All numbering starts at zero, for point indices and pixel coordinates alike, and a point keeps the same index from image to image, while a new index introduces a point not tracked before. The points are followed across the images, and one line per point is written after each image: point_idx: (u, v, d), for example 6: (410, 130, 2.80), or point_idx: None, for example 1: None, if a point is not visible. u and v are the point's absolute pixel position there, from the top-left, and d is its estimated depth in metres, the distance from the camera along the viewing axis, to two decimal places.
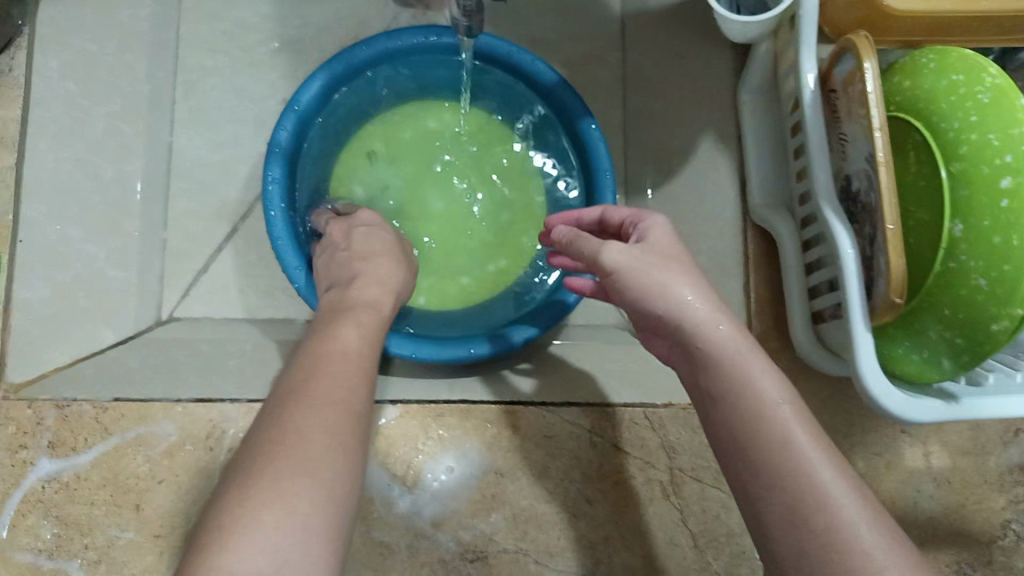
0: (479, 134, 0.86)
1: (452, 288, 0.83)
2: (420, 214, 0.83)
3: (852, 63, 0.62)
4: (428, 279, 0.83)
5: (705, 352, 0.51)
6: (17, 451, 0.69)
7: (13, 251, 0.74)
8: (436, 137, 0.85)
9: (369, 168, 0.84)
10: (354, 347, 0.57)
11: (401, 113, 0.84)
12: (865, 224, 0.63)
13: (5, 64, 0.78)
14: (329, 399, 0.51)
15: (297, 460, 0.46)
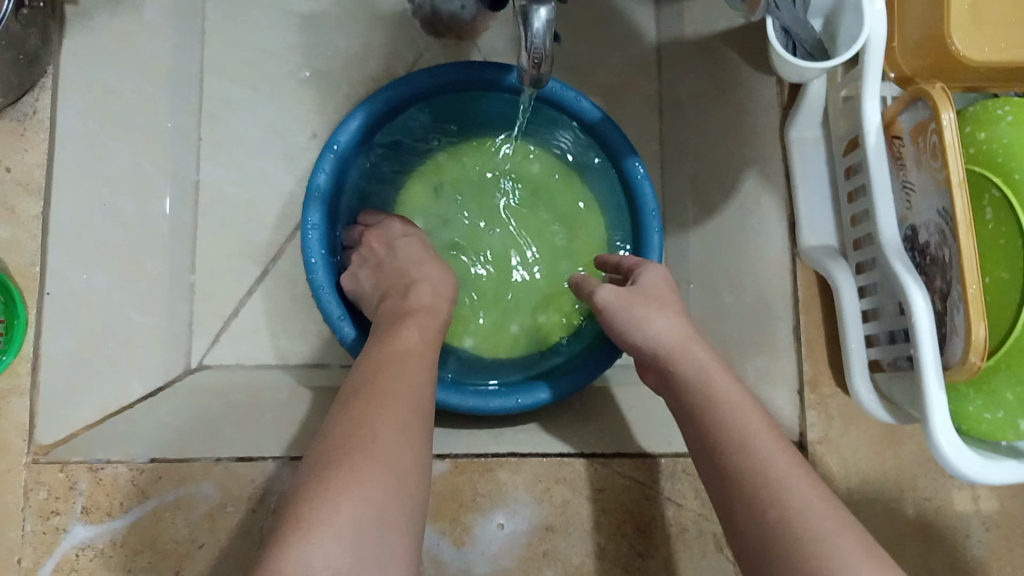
0: (551, 175, 0.82)
1: (503, 332, 0.80)
2: (479, 250, 0.81)
3: (924, 113, 0.61)
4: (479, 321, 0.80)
5: (678, 372, 0.58)
6: (49, 518, 0.65)
7: (40, 304, 0.70)
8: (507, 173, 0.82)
9: (435, 198, 0.81)
10: (417, 348, 0.58)
11: (473, 147, 0.82)
12: (936, 277, 0.61)
13: (28, 105, 0.73)
14: (395, 399, 0.52)
15: (362, 454, 0.47)
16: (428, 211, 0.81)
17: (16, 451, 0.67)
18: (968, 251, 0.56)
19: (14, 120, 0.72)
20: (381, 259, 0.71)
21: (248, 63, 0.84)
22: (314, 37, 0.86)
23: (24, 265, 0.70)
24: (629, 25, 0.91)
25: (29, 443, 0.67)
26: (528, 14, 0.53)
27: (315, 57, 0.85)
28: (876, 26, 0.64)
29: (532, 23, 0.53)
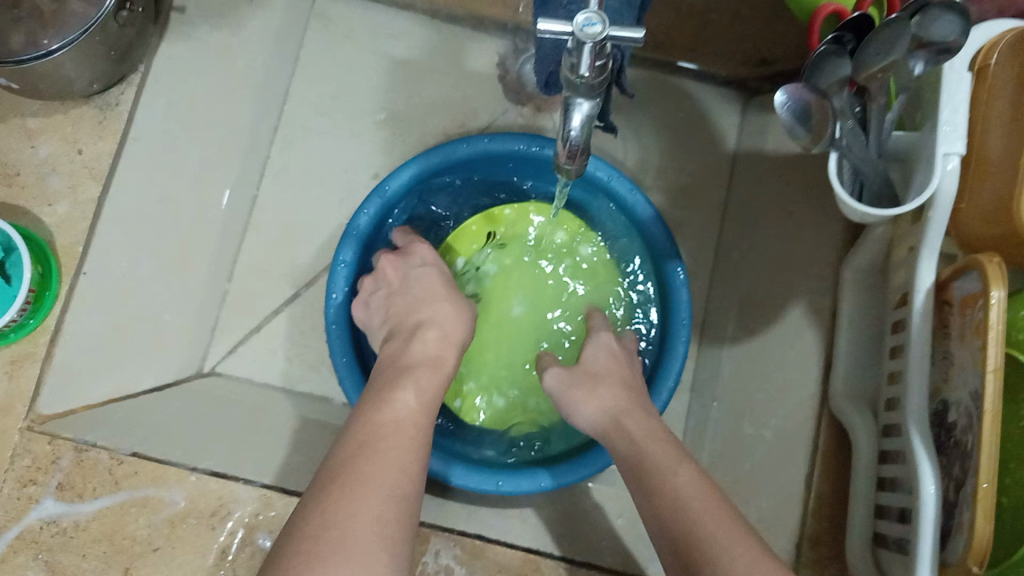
0: (594, 270, 0.80)
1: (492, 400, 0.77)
2: (497, 310, 0.79)
3: (976, 283, 0.56)
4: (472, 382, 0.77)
5: (650, 461, 0.56)
6: (25, 486, 0.67)
7: (75, 281, 0.74)
8: (556, 251, 0.80)
9: (478, 247, 0.79)
10: (409, 414, 0.55)
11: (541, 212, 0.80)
12: (954, 462, 0.56)
13: (113, 97, 0.79)
14: (382, 488, 0.48)
15: (338, 560, 0.43)
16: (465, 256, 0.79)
17: (16, 414, 0.70)
18: (988, 448, 0.51)
19: (97, 108, 0.79)
20: (395, 287, 0.70)
21: (334, 97, 0.88)
22: (399, 84, 0.88)
23: (70, 242, 0.75)
24: (712, 127, 0.90)
25: (29, 410, 0.70)
26: (569, 107, 0.51)
27: (394, 103, 0.88)
28: (947, 181, 0.59)
29: (568, 119, 0.52)
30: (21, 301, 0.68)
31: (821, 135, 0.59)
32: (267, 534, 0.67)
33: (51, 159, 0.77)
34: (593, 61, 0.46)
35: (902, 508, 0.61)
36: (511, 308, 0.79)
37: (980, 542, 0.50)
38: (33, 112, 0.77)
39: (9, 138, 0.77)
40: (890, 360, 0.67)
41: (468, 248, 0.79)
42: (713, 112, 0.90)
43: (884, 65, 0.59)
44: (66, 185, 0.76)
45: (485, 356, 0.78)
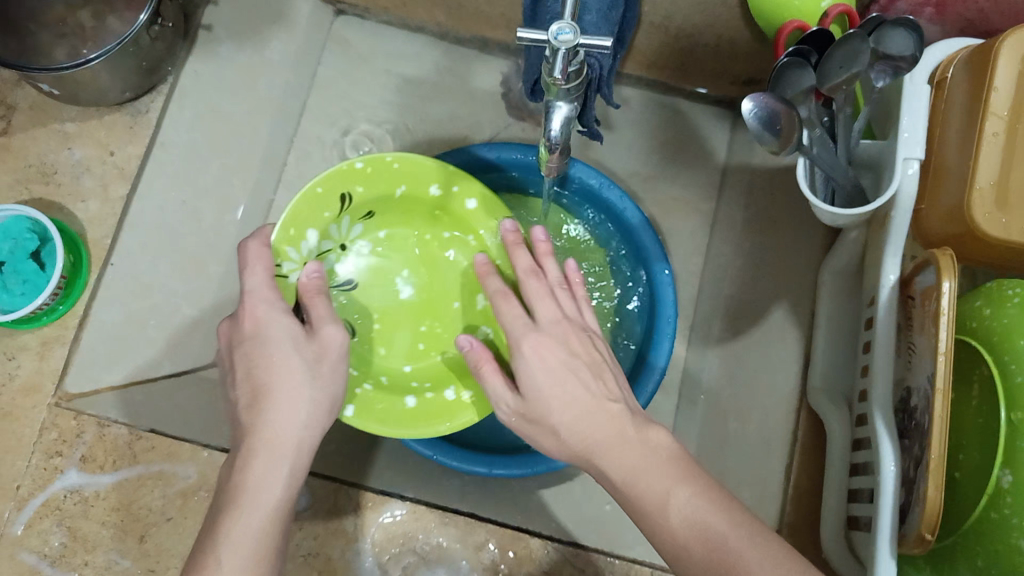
0: (486, 217, 0.72)
1: (384, 399, 0.68)
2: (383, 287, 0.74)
3: (932, 278, 0.60)
4: (361, 386, 0.68)
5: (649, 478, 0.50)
6: (52, 457, 0.72)
7: (102, 272, 0.80)
8: (427, 195, 0.72)
9: (350, 222, 0.71)
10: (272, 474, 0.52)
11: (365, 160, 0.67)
12: (914, 443, 0.60)
13: (144, 105, 0.86)
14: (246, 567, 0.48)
15: None
16: (336, 236, 0.71)
17: (44, 392, 0.75)
18: (939, 424, 0.55)
19: (128, 115, 0.85)
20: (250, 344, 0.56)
21: (346, 111, 0.94)
22: (409, 99, 0.95)
23: (99, 236, 0.81)
24: (703, 143, 0.95)
25: (58, 387, 0.75)
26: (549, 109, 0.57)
27: (404, 118, 0.94)
28: (907, 184, 0.64)
29: (549, 121, 0.58)
30: (55, 285, 0.73)
31: (789, 141, 0.64)
32: (306, 496, 0.72)
33: (84, 161, 0.83)
34: (565, 66, 0.52)
35: (870, 489, 0.65)
36: (401, 273, 0.74)
37: (932, 509, 0.54)
38: (71, 118, 0.84)
39: (47, 142, 0.83)
40: (864, 354, 0.71)
41: (326, 223, 0.68)
42: (705, 129, 0.95)
43: (846, 77, 0.64)
44: (97, 184, 0.83)
45: (356, 343, 0.72)
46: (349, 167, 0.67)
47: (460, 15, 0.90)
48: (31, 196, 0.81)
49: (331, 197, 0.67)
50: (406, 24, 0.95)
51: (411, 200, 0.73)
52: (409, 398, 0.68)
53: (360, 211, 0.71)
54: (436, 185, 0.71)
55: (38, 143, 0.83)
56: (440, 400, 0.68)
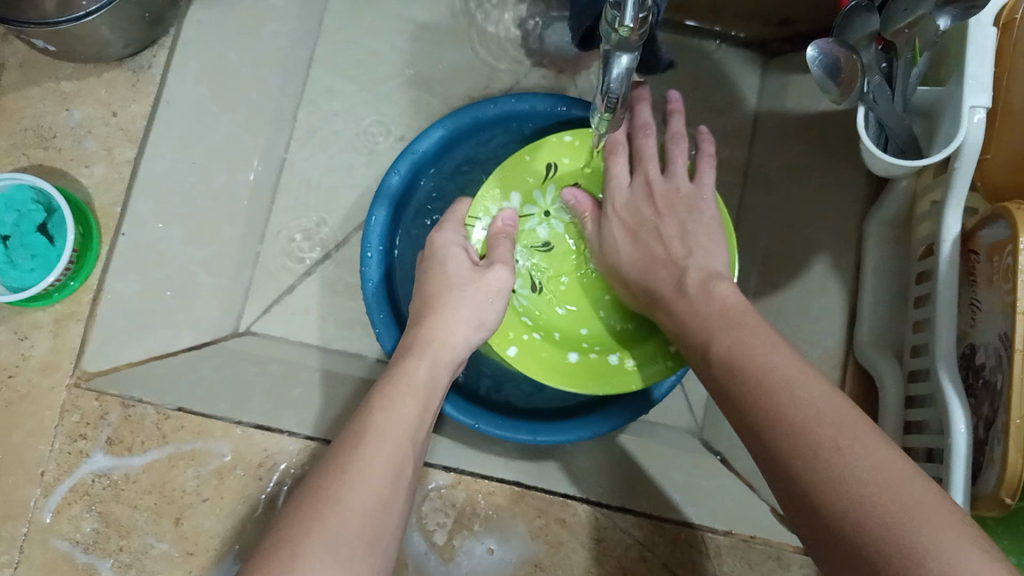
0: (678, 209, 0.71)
1: (552, 350, 0.71)
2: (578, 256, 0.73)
3: (1003, 231, 0.58)
4: (528, 333, 0.71)
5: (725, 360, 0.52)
6: (76, 440, 0.69)
7: (114, 242, 0.76)
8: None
9: (558, 193, 0.73)
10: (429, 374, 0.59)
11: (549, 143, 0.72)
12: (983, 403, 0.58)
13: (146, 60, 0.80)
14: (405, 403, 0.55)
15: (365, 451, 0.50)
16: (539, 202, 0.73)
17: (63, 370, 0.71)
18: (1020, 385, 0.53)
19: (130, 71, 0.80)
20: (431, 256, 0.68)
21: (358, 60, 0.88)
22: (423, 46, 0.89)
23: (107, 205, 0.76)
24: (734, 87, 0.91)
25: (75, 366, 0.71)
26: (610, 60, 0.53)
27: (420, 65, 0.89)
28: (973, 132, 0.61)
29: (609, 71, 0.54)
30: (67, 261, 0.69)
31: (849, 88, 0.62)
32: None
33: (85, 122, 0.78)
34: (638, 12, 0.48)
35: (927, 448, 0.63)
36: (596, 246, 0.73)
37: (1012, 474, 0.53)
38: (67, 76, 0.79)
39: (44, 102, 0.78)
40: (914, 309, 0.69)
41: (528, 188, 0.72)
42: (736, 73, 0.91)
43: (909, 21, 0.62)
44: (102, 147, 0.78)
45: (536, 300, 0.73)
46: (563, 149, 0.72)
47: None
48: (30, 162, 0.77)
49: (537, 165, 0.72)
50: None
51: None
52: (573, 354, 0.70)
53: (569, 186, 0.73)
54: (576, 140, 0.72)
55: (35, 105, 0.78)
56: (605, 364, 0.69)
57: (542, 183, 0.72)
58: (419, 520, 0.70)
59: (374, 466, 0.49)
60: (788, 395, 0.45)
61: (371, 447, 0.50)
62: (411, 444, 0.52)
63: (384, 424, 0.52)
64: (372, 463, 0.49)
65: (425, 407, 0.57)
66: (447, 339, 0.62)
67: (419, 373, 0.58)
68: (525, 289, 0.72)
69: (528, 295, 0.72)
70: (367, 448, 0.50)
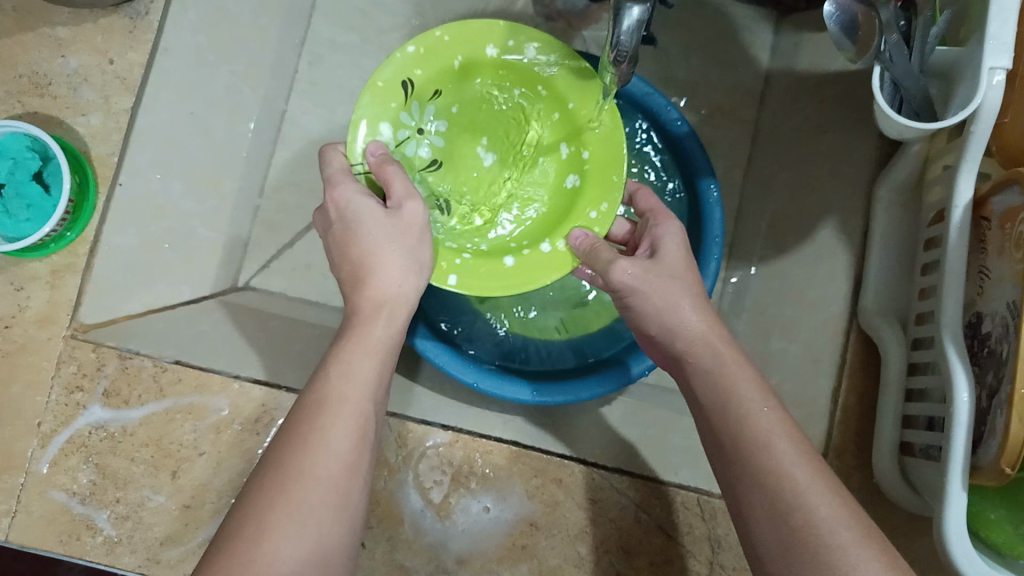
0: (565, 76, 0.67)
1: (484, 263, 0.65)
2: (465, 158, 0.71)
3: (1018, 198, 0.57)
4: (459, 256, 0.65)
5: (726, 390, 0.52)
6: (73, 392, 0.69)
7: (111, 194, 0.74)
8: (496, 66, 0.68)
9: (421, 106, 0.68)
10: (387, 336, 0.56)
11: (395, 61, 0.64)
12: (988, 372, 0.58)
13: (142, 7, 0.77)
14: (363, 375, 0.52)
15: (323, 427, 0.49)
16: (409, 121, 0.67)
17: (60, 323, 0.71)
18: None
19: (127, 18, 0.77)
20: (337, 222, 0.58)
21: (359, 11, 0.87)
22: None
23: (104, 154, 0.75)
24: (744, 47, 0.89)
25: (73, 318, 0.71)
26: (619, 12, 0.51)
27: (424, 19, 0.87)
28: (992, 95, 0.59)
29: (619, 22, 0.52)
30: (63, 211, 0.69)
31: (865, 48, 0.61)
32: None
33: (81, 71, 0.76)
34: None
35: (929, 416, 0.63)
36: (479, 144, 0.72)
37: (1015, 445, 0.52)
38: (62, 22, 0.76)
39: (37, 49, 0.76)
40: (922, 277, 0.68)
41: (395, 115, 0.65)
42: (748, 31, 0.89)
43: None
44: (98, 96, 0.76)
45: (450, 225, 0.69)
46: (411, 59, 0.65)
47: None
48: (25, 110, 0.75)
49: (393, 87, 0.65)
50: None
51: (473, 69, 0.68)
52: (508, 258, 0.65)
53: (426, 93, 0.67)
54: (413, 46, 0.65)
55: (27, 50, 0.76)
56: (537, 254, 0.65)
57: (406, 101, 0.66)
58: (416, 478, 0.70)
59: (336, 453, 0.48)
60: (789, 475, 0.46)
61: (331, 416, 0.49)
62: (370, 406, 0.51)
63: (343, 402, 0.50)
64: (334, 433, 0.48)
65: (383, 367, 0.54)
66: (397, 292, 0.57)
67: (376, 333, 0.55)
68: (438, 215, 0.69)
69: (444, 221, 0.68)
70: (325, 418, 0.49)
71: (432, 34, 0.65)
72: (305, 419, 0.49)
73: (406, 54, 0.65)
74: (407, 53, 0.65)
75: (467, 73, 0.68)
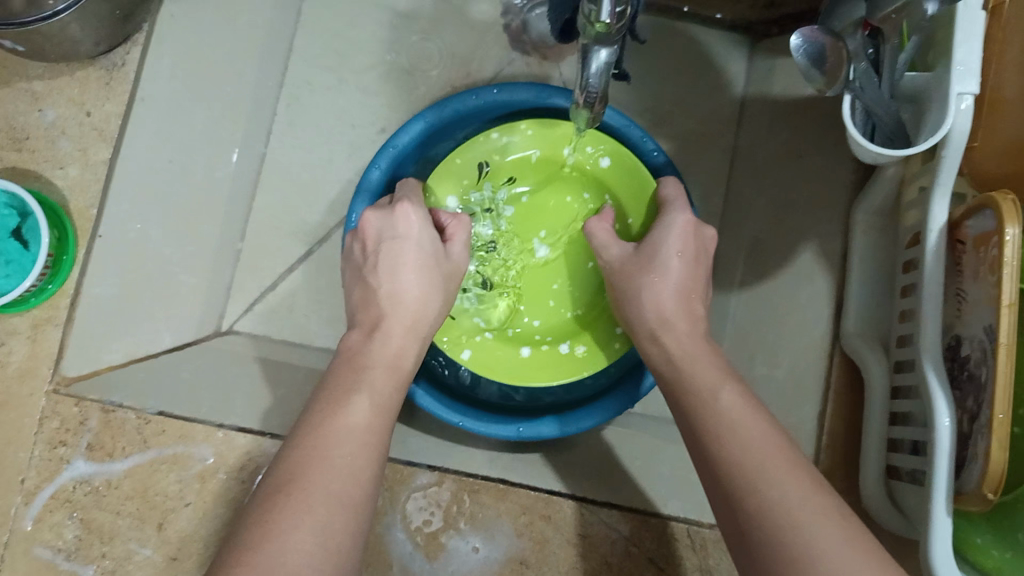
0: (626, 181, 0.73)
1: (505, 349, 0.74)
2: (518, 244, 0.77)
3: (991, 222, 0.57)
4: (480, 334, 0.74)
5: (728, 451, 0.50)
6: (57, 447, 0.69)
7: (91, 245, 0.75)
8: (565, 171, 0.76)
9: (493, 186, 0.76)
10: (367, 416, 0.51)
11: (475, 143, 0.73)
12: (968, 396, 0.58)
13: (119, 57, 0.79)
14: (340, 464, 0.47)
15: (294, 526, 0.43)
16: (478, 198, 0.76)
17: (42, 377, 0.71)
18: (1004, 382, 0.53)
19: (104, 69, 0.79)
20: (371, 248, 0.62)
21: (335, 51, 0.87)
22: (403, 36, 0.87)
23: (83, 206, 0.76)
24: (720, 72, 0.89)
25: (55, 372, 0.71)
26: (587, 55, 0.52)
27: (399, 57, 0.87)
28: (961, 119, 0.60)
29: (587, 66, 0.53)
30: (41, 265, 0.69)
31: (834, 79, 0.60)
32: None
33: (59, 122, 0.77)
34: (614, 8, 0.46)
35: (913, 441, 0.63)
36: (529, 234, 0.77)
37: (995, 470, 0.52)
38: (38, 75, 0.77)
39: (15, 103, 0.77)
40: (902, 299, 0.68)
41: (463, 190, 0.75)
42: (721, 57, 0.89)
43: (899, 5, 0.60)
44: (76, 148, 0.77)
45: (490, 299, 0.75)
46: (493, 146, 0.73)
47: None
48: (3, 165, 0.76)
49: (469, 167, 0.74)
50: None
51: (546, 168, 0.76)
52: (525, 349, 0.74)
53: (500, 177, 0.75)
54: (496, 133, 0.73)
55: (6, 105, 0.77)
56: (555, 354, 0.74)
57: (476, 179, 0.75)
58: (403, 521, 0.70)
59: (301, 557, 0.42)
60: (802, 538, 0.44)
61: (298, 512, 0.44)
62: (347, 496, 0.47)
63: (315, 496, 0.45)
64: (300, 533, 0.43)
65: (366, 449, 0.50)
66: (387, 368, 0.55)
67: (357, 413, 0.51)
68: (477, 288, 0.75)
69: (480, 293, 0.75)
70: (293, 516, 0.44)
71: (518, 126, 0.73)
72: (276, 508, 0.44)
73: (487, 140, 0.73)
74: (488, 139, 0.73)
75: (540, 169, 0.76)
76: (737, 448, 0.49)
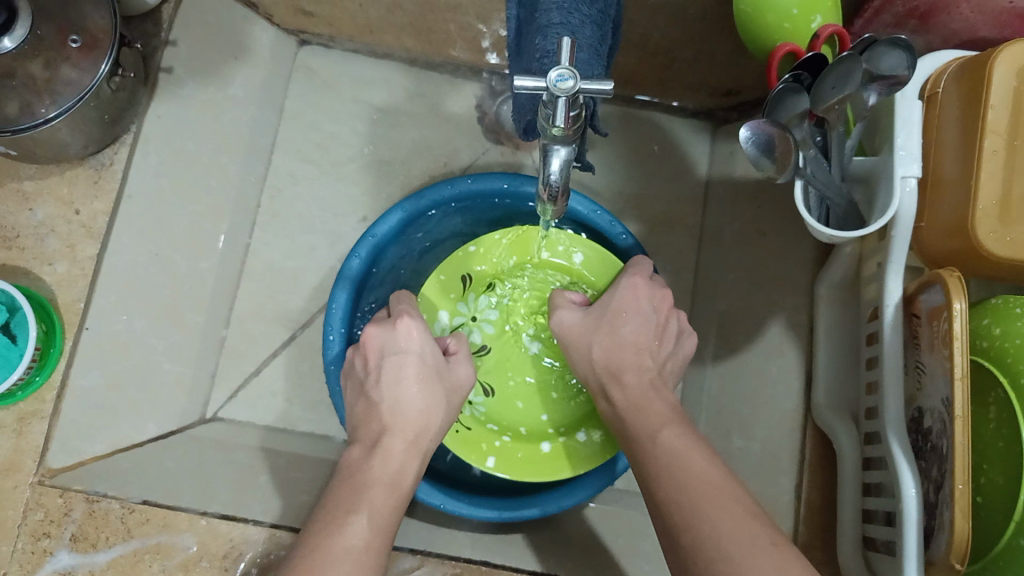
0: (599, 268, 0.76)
1: (523, 449, 0.74)
2: (511, 346, 0.75)
3: (940, 298, 0.60)
4: (498, 439, 0.74)
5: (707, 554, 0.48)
6: (40, 539, 0.69)
7: (78, 337, 0.76)
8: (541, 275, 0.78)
9: (476, 295, 0.77)
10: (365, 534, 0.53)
11: (457, 256, 0.77)
12: (932, 465, 0.59)
13: (107, 157, 0.81)
14: None
15: None
16: (464, 309, 0.76)
17: (27, 470, 0.71)
18: (962, 452, 0.55)
19: (93, 168, 0.81)
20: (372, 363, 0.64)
21: (318, 144, 0.92)
22: (382, 128, 0.92)
23: (71, 300, 0.77)
24: (684, 155, 0.95)
25: (39, 465, 0.72)
26: (547, 154, 0.55)
27: (379, 147, 0.92)
28: (907, 200, 0.64)
29: (547, 168, 0.56)
30: (29, 359, 0.70)
31: (784, 164, 0.64)
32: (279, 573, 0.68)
33: (48, 221, 0.79)
34: (568, 112, 0.50)
35: (884, 510, 0.64)
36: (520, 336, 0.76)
37: (960, 539, 0.54)
38: (29, 175, 0.80)
39: (7, 202, 0.79)
40: (867, 370, 0.71)
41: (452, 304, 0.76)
42: (684, 143, 0.95)
43: (839, 98, 0.64)
44: (64, 245, 0.79)
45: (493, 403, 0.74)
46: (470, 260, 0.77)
47: (430, 38, 0.88)
48: None
49: (454, 280, 0.77)
50: (372, 50, 0.92)
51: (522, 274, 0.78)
52: (546, 446, 0.74)
53: (480, 285, 0.77)
54: (473, 246, 0.77)
55: None
56: (572, 445, 0.74)
57: (463, 291, 0.77)
58: None
59: None
60: None
61: None
62: None
63: None
64: None
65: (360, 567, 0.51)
66: (386, 481, 0.56)
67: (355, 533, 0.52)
68: (481, 397, 0.75)
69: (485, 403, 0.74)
70: None
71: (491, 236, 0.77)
72: None
73: (468, 252, 0.77)
74: (468, 251, 0.77)
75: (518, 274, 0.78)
76: (713, 547, 0.48)
